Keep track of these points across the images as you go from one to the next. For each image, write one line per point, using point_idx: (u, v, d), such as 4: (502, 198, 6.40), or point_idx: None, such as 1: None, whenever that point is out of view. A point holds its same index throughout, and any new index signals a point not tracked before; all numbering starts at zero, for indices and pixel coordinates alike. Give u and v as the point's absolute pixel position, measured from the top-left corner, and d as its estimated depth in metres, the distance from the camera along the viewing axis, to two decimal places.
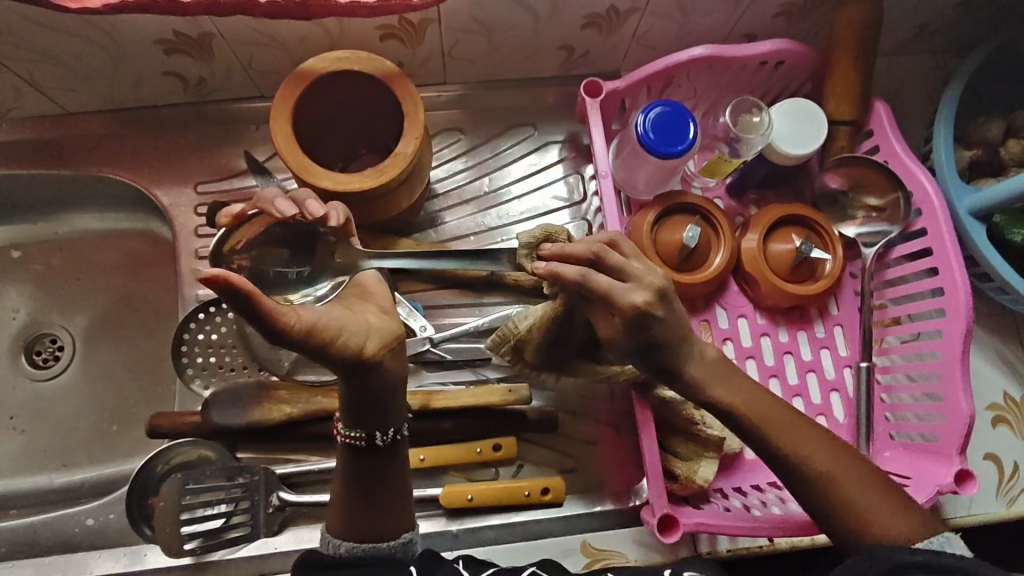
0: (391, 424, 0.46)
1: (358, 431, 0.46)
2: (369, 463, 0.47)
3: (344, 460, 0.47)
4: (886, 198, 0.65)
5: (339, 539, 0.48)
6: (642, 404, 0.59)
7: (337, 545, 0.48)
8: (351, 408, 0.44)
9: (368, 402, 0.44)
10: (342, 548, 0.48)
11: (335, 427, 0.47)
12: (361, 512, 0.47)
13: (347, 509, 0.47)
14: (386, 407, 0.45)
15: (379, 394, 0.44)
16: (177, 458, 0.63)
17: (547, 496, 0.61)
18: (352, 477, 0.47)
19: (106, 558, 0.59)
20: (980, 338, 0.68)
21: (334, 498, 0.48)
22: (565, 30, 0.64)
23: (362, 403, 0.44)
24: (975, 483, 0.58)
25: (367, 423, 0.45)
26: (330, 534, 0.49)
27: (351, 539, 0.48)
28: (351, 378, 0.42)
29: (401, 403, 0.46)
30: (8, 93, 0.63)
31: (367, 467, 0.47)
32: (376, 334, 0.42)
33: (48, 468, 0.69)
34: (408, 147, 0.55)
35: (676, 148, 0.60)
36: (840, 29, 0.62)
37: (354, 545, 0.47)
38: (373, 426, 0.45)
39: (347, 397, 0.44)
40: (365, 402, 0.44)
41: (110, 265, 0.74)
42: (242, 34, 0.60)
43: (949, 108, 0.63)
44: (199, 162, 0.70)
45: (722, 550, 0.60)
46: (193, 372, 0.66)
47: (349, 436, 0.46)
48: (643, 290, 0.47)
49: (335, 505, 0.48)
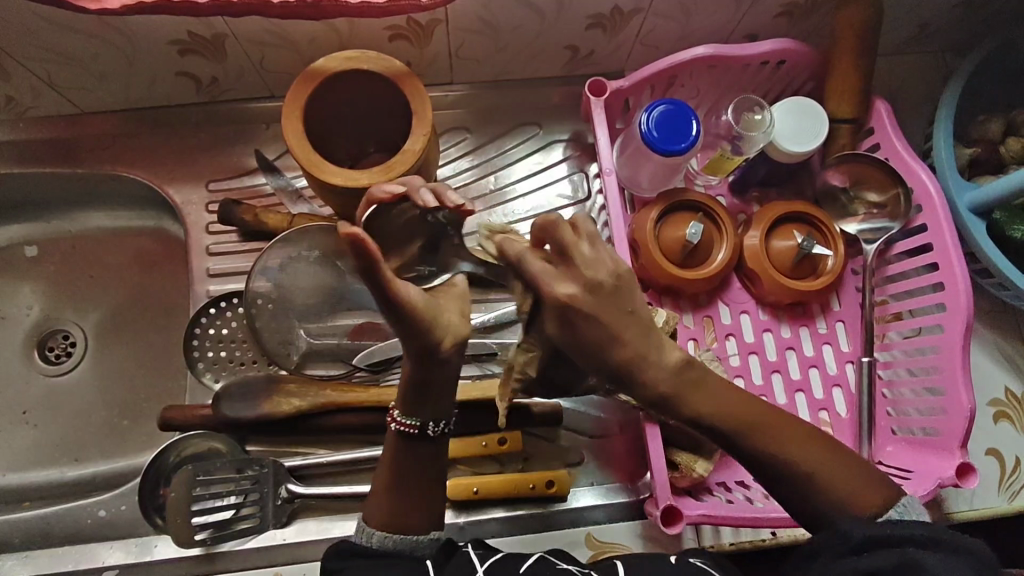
0: (442, 415, 0.48)
1: (413, 419, 0.48)
2: (422, 452, 0.49)
3: (397, 449, 0.49)
4: (885, 194, 0.65)
5: (372, 529, 0.49)
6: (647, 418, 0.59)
7: (369, 535, 0.48)
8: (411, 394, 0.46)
9: (428, 388, 0.46)
10: (373, 541, 0.48)
11: (389, 413, 0.49)
12: (406, 507, 0.49)
13: (386, 501, 0.49)
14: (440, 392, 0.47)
15: (431, 381, 0.45)
16: (189, 449, 0.65)
17: (552, 489, 0.62)
18: (406, 465, 0.49)
19: (117, 549, 0.60)
20: (981, 334, 0.69)
21: (377, 491, 0.50)
22: (570, 31, 0.65)
23: (431, 386, 0.46)
24: (976, 477, 0.58)
25: (423, 413, 0.48)
26: (369, 525, 0.49)
27: (384, 530, 0.48)
28: (424, 365, 0.44)
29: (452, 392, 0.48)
30: (25, 93, 0.65)
31: (422, 458, 0.49)
32: (453, 331, 0.43)
33: (60, 462, 0.70)
34: (417, 143, 0.56)
35: (678, 146, 0.61)
36: (841, 28, 0.63)
37: (386, 536, 0.48)
38: (428, 416, 0.48)
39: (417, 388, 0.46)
40: (426, 387, 0.46)
41: (123, 263, 0.75)
42: (253, 35, 0.61)
43: (949, 106, 0.64)
44: (210, 161, 0.71)
45: (725, 543, 0.61)
46: (204, 365, 0.67)
47: (405, 424, 0.48)
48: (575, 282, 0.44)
49: (378, 499, 0.49)
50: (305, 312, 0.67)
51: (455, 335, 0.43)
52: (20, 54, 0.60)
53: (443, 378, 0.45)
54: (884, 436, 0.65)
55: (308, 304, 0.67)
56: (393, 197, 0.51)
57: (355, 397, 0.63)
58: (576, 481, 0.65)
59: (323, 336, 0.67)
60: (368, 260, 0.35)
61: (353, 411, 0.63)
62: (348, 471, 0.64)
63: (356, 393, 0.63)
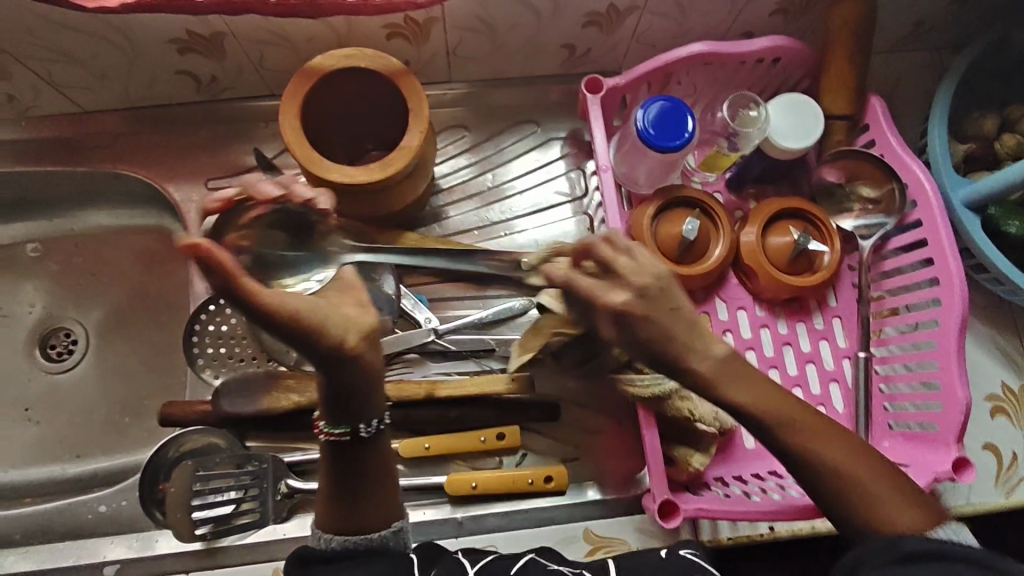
0: (372, 415, 0.46)
1: (340, 427, 0.46)
2: (356, 455, 0.47)
3: (330, 456, 0.47)
4: (880, 190, 0.66)
5: (330, 534, 0.48)
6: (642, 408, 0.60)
7: (328, 540, 0.48)
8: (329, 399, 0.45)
9: (344, 390, 0.44)
10: (334, 544, 0.48)
11: (315, 424, 0.47)
12: (351, 508, 0.48)
13: (332, 507, 0.48)
14: (368, 392, 0.45)
15: (352, 382, 0.44)
16: (188, 445, 0.65)
17: (550, 484, 0.62)
18: (342, 472, 0.47)
19: (118, 544, 0.61)
20: (977, 330, 0.69)
21: (320, 496, 0.48)
22: (566, 29, 0.66)
23: (353, 389, 0.44)
24: (972, 471, 0.59)
25: (350, 417, 0.45)
26: (321, 529, 0.49)
27: (343, 533, 0.48)
28: (333, 369, 0.43)
29: (377, 391, 0.45)
30: (27, 92, 0.65)
31: (356, 459, 0.47)
32: (355, 327, 0.43)
33: (61, 459, 0.70)
34: (413, 140, 0.57)
35: (674, 143, 0.61)
36: (836, 25, 0.64)
37: (346, 538, 0.48)
38: (355, 420, 0.46)
39: (340, 393, 0.44)
40: (349, 387, 0.44)
41: (123, 261, 0.76)
42: (252, 33, 0.62)
43: (943, 102, 0.64)
44: (210, 160, 0.71)
45: (723, 537, 0.61)
46: (204, 361, 0.67)
47: (332, 433, 0.46)
48: (625, 290, 0.45)
49: (323, 504, 0.48)
50: None
51: (354, 332, 0.42)
52: (21, 53, 0.60)
53: (353, 377, 0.44)
54: (881, 432, 0.65)
55: None
56: (225, 203, 0.52)
57: None
58: (574, 475, 0.66)
59: None
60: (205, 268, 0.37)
61: None
62: None
63: None
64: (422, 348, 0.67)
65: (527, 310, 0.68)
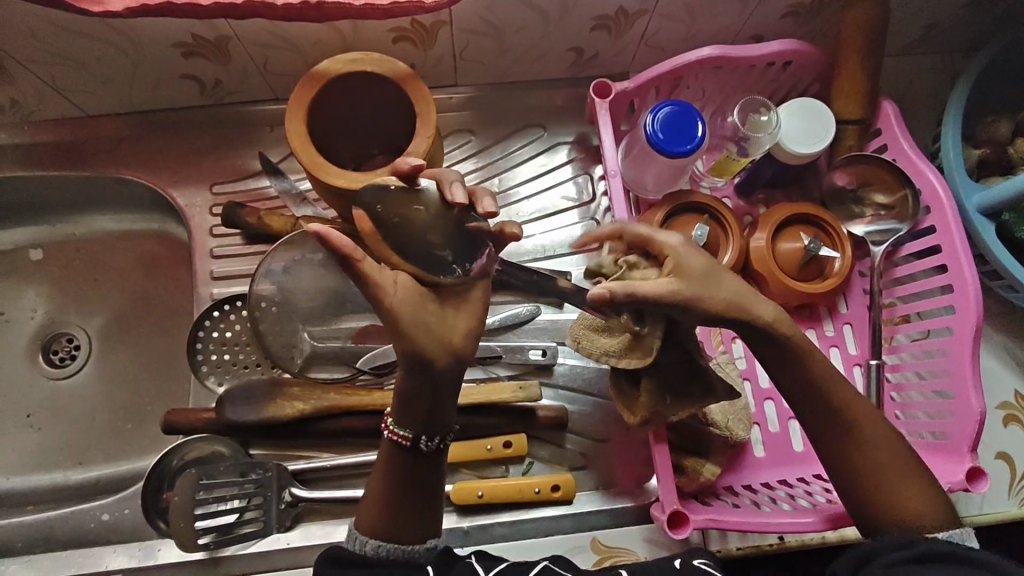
0: (438, 430, 0.47)
1: (405, 430, 0.46)
2: (412, 463, 0.47)
3: (389, 459, 0.48)
4: (893, 196, 0.65)
5: (367, 538, 0.48)
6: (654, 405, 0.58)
7: (364, 543, 0.48)
8: (406, 402, 0.45)
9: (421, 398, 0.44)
10: (369, 549, 0.48)
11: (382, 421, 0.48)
12: (398, 513, 0.48)
13: (383, 508, 0.48)
14: (438, 405, 0.45)
15: (427, 389, 0.44)
16: (190, 454, 0.64)
17: (557, 493, 0.62)
18: (401, 478, 0.47)
19: (120, 553, 0.60)
20: (989, 336, 0.69)
21: (372, 494, 0.48)
22: (574, 33, 0.65)
23: (424, 393, 0.44)
24: (986, 481, 0.58)
25: (416, 424, 0.46)
26: (361, 531, 0.48)
27: (379, 538, 0.48)
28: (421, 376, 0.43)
29: (450, 410, 0.46)
30: (30, 96, 0.65)
31: (411, 469, 0.47)
32: (449, 344, 0.42)
33: (63, 466, 0.69)
34: (420, 146, 0.56)
35: (683, 147, 0.61)
36: (848, 28, 0.63)
37: (381, 544, 0.47)
38: (421, 429, 0.46)
39: (412, 396, 0.44)
40: (424, 395, 0.44)
41: (126, 266, 0.75)
42: (257, 37, 0.61)
43: (956, 107, 0.64)
44: (214, 164, 0.71)
45: (731, 547, 0.61)
46: (207, 369, 0.67)
47: (397, 434, 0.47)
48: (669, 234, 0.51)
49: (372, 505, 0.48)
50: (309, 316, 0.67)
51: (452, 338, 0.43)
52: (25, 58, 0.60)
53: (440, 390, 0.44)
54: None
55: (311, 307, 0.67)
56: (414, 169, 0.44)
57: (358, 400, 0.63)
58: (581, 484, 0.65)
59: (327, 339, 0.67)
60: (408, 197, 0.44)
61: (357, 414, 0.63)
62: (351, 474, 0.64)
63: (360, 396, 0.63)
64: None
65: (534, 316, 0.68)
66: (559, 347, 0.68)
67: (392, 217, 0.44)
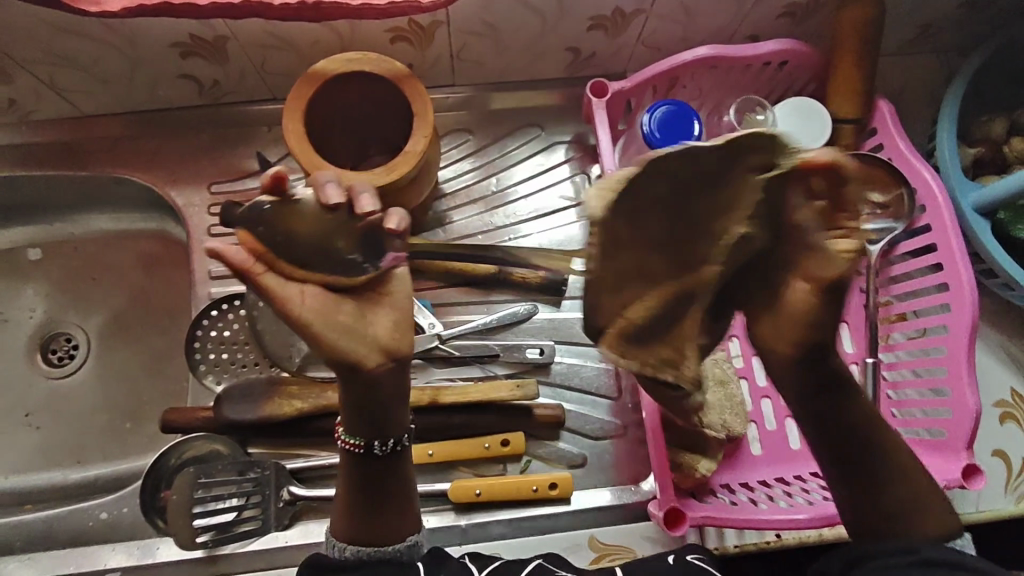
0: (389, 435, 0.45)
1: (357, 438, 0.45)
2: (368, 471, 0.46)
3: (346, 470, 0.47)
4: (889, 195, 0.65)
5: (344, 543, 0.48)
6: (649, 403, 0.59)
7: (342, 550, 0.48)
8: (352, 411, 0.44)
9: (369, 408, 0.43)
10: (348, 554, 0.48)
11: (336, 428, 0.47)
12: (362, 522, 0.47)
13: (353, 516, 0.48)
14: (384, 408, 0.44)
15: (368, 401, 0.43)
16: (189, 452, 0.64)
17: (554, 491, 0.62)
18: (363, 485, 0.47)
19: (118, 552, 0.60)
20: (986, 335, 0.69)
21: (338, 506, 0.49)
22: (571, 32, 0.65)
23: (370, 399, 0.43)
24: (983, 478, 0.58)
25: (366, 431, 0.45)
26: (336, 537, 0.49)
27: (357, 544, 0.48)
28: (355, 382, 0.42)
29: (401, 413, 0.45)
30: (28, 95, 0.65)
31: (366, 477, 0.46)
32: (378, 344, 0.41)
33: (63, 465, 0.70)
34: (418, 145, 0.56)
35: (680, 147, 0.61)
36: (843, 28, 0.63)
37: (360, 549, 0.48)
38: (372, 435, 0.45)
39: (355, 403, 0.43)
40: (367, 405, 0.43)
41: (124, 265, 0.75)
42: (255, 37, 0.61)
43: (952, 106, 0.64)
44: (212, 164, 0.71)
45: (728, 545, 0.61)
46: (206, 367, 0.67)
47: (350, 443, 0.46)
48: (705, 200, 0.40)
49: (342, 515, 0.48)
50: None
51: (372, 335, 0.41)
52: (24, 58, 0.60)
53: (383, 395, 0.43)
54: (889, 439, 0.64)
55: None
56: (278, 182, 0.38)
57: None
58: (579, 484, 0.65)
59: None
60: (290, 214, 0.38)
61: None
62: None
63: None
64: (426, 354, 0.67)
65: (531, 314, 0.68)
66: (556, 346, 0.68)
67: (276, 232, 0.38)
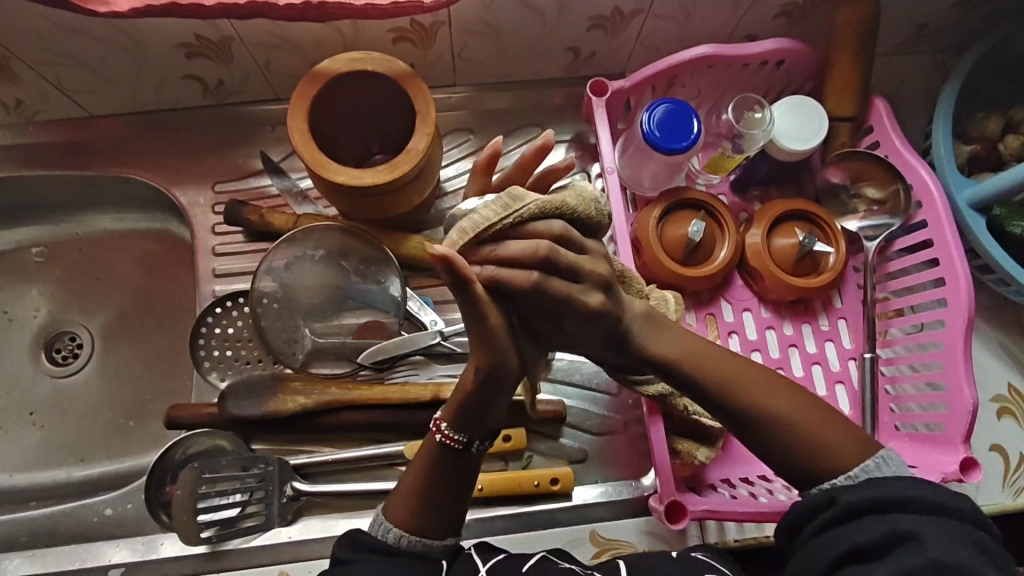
0: (490, 434, 0.48)
1: (460, 434, 0.47)
2: (458, 467, 0.48)
3: (434, 457, 0.48)
4: (885, 190, 0.66)
5: (391, 525, 0.48)
6: (653, 411, 0.59)
7: (387, 530, 0.47)
8: (467, 407, 0.45)
9: (486, 404, 0.45)
10: (391, 536, 0.47)
11: (432, 422, 0.48)
12: (430, 511, 0.47)
13: (420, 502, 0.47)
14: (491, 410, 0.46)
15: (480, 399, 0.45)
16: (194, 448, 0.65)
17: (556, 486, 0.62)
18: (444, 477, 0.48)
19: (123, 547, 0.61)
20: (982, 330, 0.69)
21: (405, 486, 0.48)
22: (572, 32, 0.66)
23: (484, 400, 0.45)
24: (980, 471, 0.58)
25: (470, 429, 0.47)
26: (386, 518, 0.48)
27: (408, 530, 0.47)
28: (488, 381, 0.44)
29: (498, 418, 0.47)
30: (35, 96, 0.66)
31: (453, 470, 0.48)
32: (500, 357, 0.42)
33: (67, 463, 0.70)
34: (420, 143, 0.57)
35: (680, 144, 0.62)
36: (839, 28, 0.64)
37: (405, 534, 0.47)
38: (477, 435, 0.47)
39: (469, 395, 0.45)
40: (474, 401, 0.45)
41: (128, 264, 0.76)
42: (260, 37, 0.62)
43: (947, 104, 0.65)
44: (216, 163, 0.72)
45: (729, 539, 0.61)
46: (210, 364, 0.67)
47: (450, 438, 0.47)
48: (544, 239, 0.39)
49: (404, 495, 0.48)
50: (311, 312, 0.69)
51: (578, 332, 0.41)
52: (32, 59, 0.61)
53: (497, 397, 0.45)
54: (888, 433, 0.65)
55: (314, 303, 0.69)
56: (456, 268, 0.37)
57: (361, 393, 0.63)
58: (580, 478, 0.66)
59: (328, 334, 0.69)
60: (460, 283, 0.37)
61: (359, 408, 0.64)
62: (353, 468, 0.64)
63: (362, 390, 0.64)
64: (427, 350, 0.66)
65: None
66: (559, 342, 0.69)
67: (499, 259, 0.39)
